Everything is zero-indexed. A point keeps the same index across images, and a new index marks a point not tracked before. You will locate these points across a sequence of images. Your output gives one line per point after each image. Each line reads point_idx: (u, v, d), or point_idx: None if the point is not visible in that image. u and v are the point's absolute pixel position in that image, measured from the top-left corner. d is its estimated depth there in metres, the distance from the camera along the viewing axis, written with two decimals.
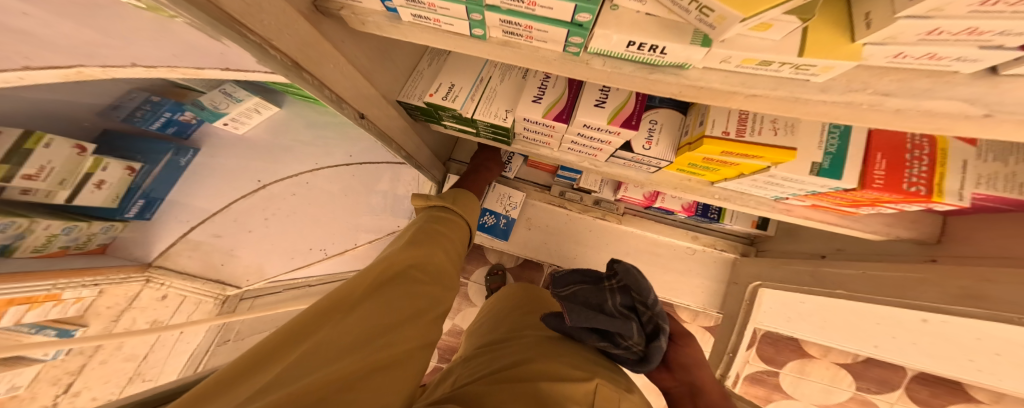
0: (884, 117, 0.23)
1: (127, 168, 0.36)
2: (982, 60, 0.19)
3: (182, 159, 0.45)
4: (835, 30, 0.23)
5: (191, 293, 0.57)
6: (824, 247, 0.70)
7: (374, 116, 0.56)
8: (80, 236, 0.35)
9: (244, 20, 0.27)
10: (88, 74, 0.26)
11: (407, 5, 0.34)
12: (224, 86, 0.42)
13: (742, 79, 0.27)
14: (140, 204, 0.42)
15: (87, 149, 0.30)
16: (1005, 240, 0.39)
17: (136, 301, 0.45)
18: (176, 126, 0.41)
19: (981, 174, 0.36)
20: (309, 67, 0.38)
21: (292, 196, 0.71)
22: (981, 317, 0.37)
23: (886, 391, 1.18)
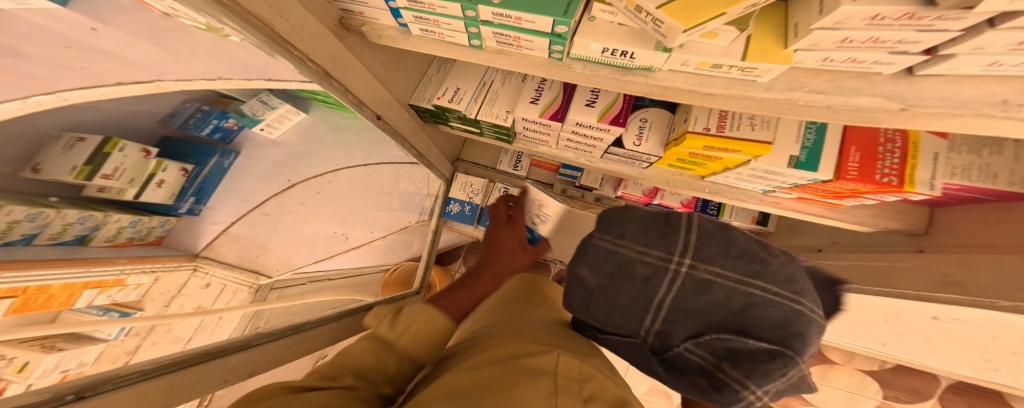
0: (824, 111, 0.28)
1: (181, 169, 0.43)
2: (898, 63, 0.24)
3: (226, 161, 0.52)
4: (773, 39, 0.27)
5: (230, 282, 0.54)
6: (823, 241, 0.70)
7: (390, 117, 0.61)
8: (142, 228, 0.40)
9: (291, 39, 0.34)
10: (163, 86, 0.35)
11: (416, 20, 0.38)
12: (261, 95, 0.49)
13: (700, 79, 0.31)
14: (191, 201, 0.47)
15: (150, 152, 0.37)
16: (988, 228, 0.41)
17: (183, 289, 0.45)
18: (222, 132, 0.48)
19: (956, 166, 0.39)
20: (337, 76, 0.44)
21: (316, 194, 0.75)
22: (962, 303, 0.38)
23: (917, 400, 1.23)
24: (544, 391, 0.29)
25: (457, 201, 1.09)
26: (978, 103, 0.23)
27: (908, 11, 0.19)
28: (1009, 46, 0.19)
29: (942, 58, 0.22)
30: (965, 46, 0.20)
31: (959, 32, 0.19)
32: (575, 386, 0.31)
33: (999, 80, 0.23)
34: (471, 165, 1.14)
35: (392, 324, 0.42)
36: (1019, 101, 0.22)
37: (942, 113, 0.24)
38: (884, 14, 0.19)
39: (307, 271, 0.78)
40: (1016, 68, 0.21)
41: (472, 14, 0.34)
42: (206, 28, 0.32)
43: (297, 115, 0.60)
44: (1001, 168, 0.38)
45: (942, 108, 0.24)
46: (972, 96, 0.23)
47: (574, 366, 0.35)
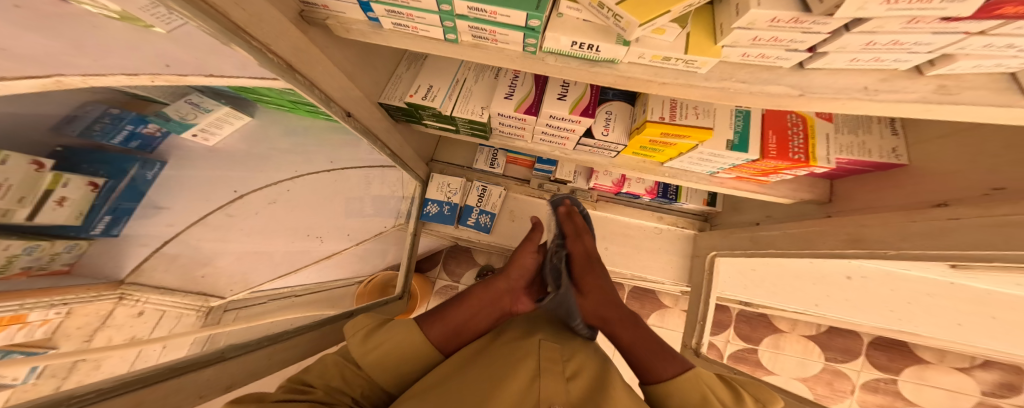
0: (749, 99, 0.35)
1: (90, 182, 0.29)
2: (792, 58, 0.30)
3: (149, 174, 0.37)
4: (707, 35, 0.33)
5: (172, 307, 0.42)
6: (758, 215, 0.82)
7: (360, 114, 0.60)
8: (45, 256, 0.26)
9: (246, 28, 0.32)
10: (67, 83, 0.24)
11: (388, 13, 0.38)
12: (189, 96, 0.38)
13: (657, 71, 0.36)
14: (107, 220, 0.33)
15: (46, 165, 0.25)
16: (870, 193, 0.52)
17: (112, 321, 0.33)
18: (141, 140, 0.34)
19: (842, 145, 0.49)
20: (301, 69, 0.43)
21: (270, 205, 0.60)
22: (863, 255, 0.47)
23: (850, 360, 1.46)
24: (530, 373, 0.46)
25: (435, 202, 1.07)
26: (849, 90, 0.30)
27: (794, 15, 0.25)
28: (860, 46, 0.26)
29: (819, 56, 0.29)
30: (833, 45, 0.27)
31: (827, 34, 0.26)
32: (561, 369, 0.48)
33: (858, 72, 0.31)
34: (446, 165, 1.14)
35: (364, 340, 0.47)
36: (874, 88, 0.30)
37: (816, 97, 0.31)
38: (779, 16, 0.25)
39: (272, 288, 0.66)
40: (868, 62, 0.29)
41: (447, 9, 0.34)
42: (120, 19, 0.26)
43: (236, 119, 0.47)
44: (872, 145, 0.49)
45: (827, 93, 0.31)
46: (843, 84, 0.31)
47: (558, 350, 0.53)
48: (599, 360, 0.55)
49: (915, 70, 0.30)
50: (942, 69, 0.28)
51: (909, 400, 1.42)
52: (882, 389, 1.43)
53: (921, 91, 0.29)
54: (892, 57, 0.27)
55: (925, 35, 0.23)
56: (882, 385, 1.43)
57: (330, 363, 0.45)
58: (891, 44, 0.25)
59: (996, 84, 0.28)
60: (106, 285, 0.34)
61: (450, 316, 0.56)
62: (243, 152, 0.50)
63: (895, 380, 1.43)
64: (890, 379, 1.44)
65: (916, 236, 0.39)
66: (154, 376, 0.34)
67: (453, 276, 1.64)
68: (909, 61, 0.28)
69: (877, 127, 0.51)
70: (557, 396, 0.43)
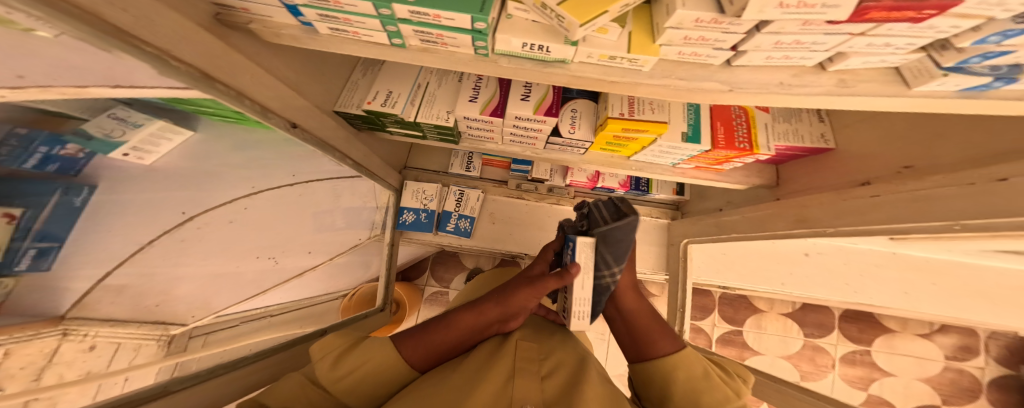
0: (690, 94, 0.37)
1: (4, 215, 0.26)
2: (720, 56, 0.32)
3: (75, 199, 0.33)
4: (647, 35, 0.34)
5: (128, 339, 0.41)
6: (720, 201, 0.87)
7: (310, 125, 0.57)
8: None
9: (132, 31, 0.26)
10: None
11: (322, 19, 0.36)
12: (113, 110, 0.33)
13: (605, 70, 0.37)
14: (33, 254, 0.31)
15: None
16: (811, 175, 0.56)
17: (59, 358, 0.32)
18: (60, 163, 0.30)
19: (778, 133, 0.54)
20: (220, 77, 0.37)
21: (229, 225, 0.57)
22: (809, 234, 0.51)
23: (826, 334, 1.57)
24: (505, 374, 0.46)
25: (411, 210, 1.06)
26: (772, 84, 0.33)
27: (713, 16, 0.27)
28: (771, 45, 0.28)
29: (741, 54, 0.32)
30: (750, 44, 0.29)
31: (743, 35, 0.28)
32: (537, 368, 0.49)
33: (775, 69, 0.33)
34: (421, 171, 1.13)
35: (335, 363, 0.46)
36: (789, 83, 0.33)
37: (745, 93, 0.34)
38: (702, 17, 0.27)
39: (241, 311, 0.63)
40: (781, 60, 0.32)
41: (388, 12, 0.33)
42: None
43: (178, 134, 0.41)
44: (805, 131, 0.54)
45: (750, 88, 0.34)
46: (763, 80, 0.33)
47: (534, 349, 0.53)
48: (577, 356, 0.57)
49: (820, 66, 0.34)
50: (840, 65, 0.32)
51: (884, 370, 1.52)
52: (859, 361, 1.54)
53: (825, 85, 0.33)
54: (799, 55, 0.30)
55: (818, 35, 0.26)
56: (858, 357, 1.54)
57: (295, 387, 0.42)
58: (795, 43, 0.28)
59: (882, 77, 0.32)
60: (47, 320, 0.32)
61: (438, 336, 0.53)
62: (186, 170, 0.45)
63: (868, 351, 1.54)
64: (864, 351, 1.54)
65: (848, 213, 0.43)
66: None
67: (442, 282, 1.62)
68: (813, 59, 0.31)
69: (806, 116, 0.56)
70: (531, 393, 0.44)
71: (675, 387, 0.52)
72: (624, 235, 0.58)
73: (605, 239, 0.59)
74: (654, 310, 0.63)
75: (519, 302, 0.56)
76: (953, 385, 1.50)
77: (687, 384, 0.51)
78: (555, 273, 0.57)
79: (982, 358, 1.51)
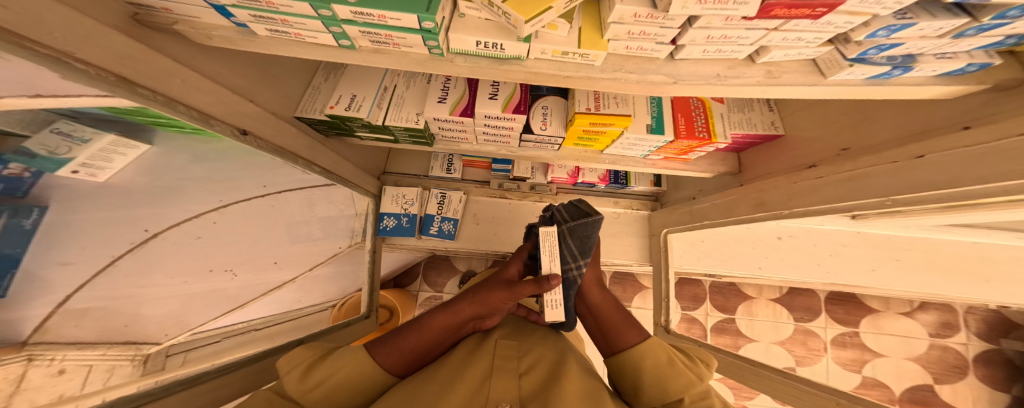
0: (641, 88, 0.38)
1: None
2: (663, 49, 0.33)
3: (25, 222, 0.32)
4: (596, 30, 0.35)
5: (96, 361, 0.40)
6: (692, 190, 0.89)
7: (260, 131, 0.57)
8: None
9: (24, 32, 0.23)
10: None
11: (256, 20, 0.35)
12: (55, 125, 0.32)
13: (559, 66, 0.38)
14: None
15: None
16: (766, 159, 0.59)
17: (27, 384, 0.31)
18: (4, 184, 0.29)
19: (733, 121, 0.56)
20: (144, 81, 0.35)
21: (198, 241, 0.54)
22: (768, 218, 0.53)
23: (815, 318, 1.62)
24: (481, 374, 0.46)
25: (391, 216, 1.05)
26: (710, 77, 0.34)
27: (649, 11, 0.28)
28: (704, 39, 0.30)
29: (680, 48, 0.33)
30: (686, 39, 0.31)
31: (678, 30, 0.30)
32: (515, 365, 0.49)
33: (713, 61, 0.35)
34: (400, 175, 1.12)
35: (303, 377, 0.45)
36: (723, 75, 0.34)
37: (685, 85, 0.35)
38: (640, 12, 0.28)
39: (221, 326, 0.61)
40: (716, 53, 0.33)
41: (328, 13, 0.32)
42: None
43: (130, 147, 0.40)
44: (757, 120, 0.56)
45: (694, 80, 0.34)
46: (704, 72, 0.35)
47: (513, 347, 0.53)
48: (557, 352, 0.56)
49: (750, 59, 0.35)
50: (766, 57, 0.34)
51: (876, 351, 1.57)
52: (850, 343, 1.59)
53: (755, 76, 0.35)
54: (729, 49, 0.32)
55: (742, 30, 0.28)
56: (848, 339, 1.59)
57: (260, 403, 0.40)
58: (723, 38, 0.30)
59: (803, 69, 0.35)
60: None
61: (408, 341, 0.53)
62: (145, 187, 0.44)
63: (857, 333, 1.60)
64: (853, 333, 1.60)
65: (800, 195, 0.45)
66: None
67: (435, 286, 1.61)
68: (742, 52, 0.33)
69: (757, 106, 0.58)
70: (507, 393, 0.44)
71: (644, 375, 0.54)
72: (590, 229, 0.66)
73: (572, 233, 0.66)
74: (620, 304, 0.66)
75: (492, 303, 0.56)
76: (941, 363, 1.56)
77: (654, 370, 0.53)
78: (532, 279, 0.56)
79: (964, 334, 1.57)
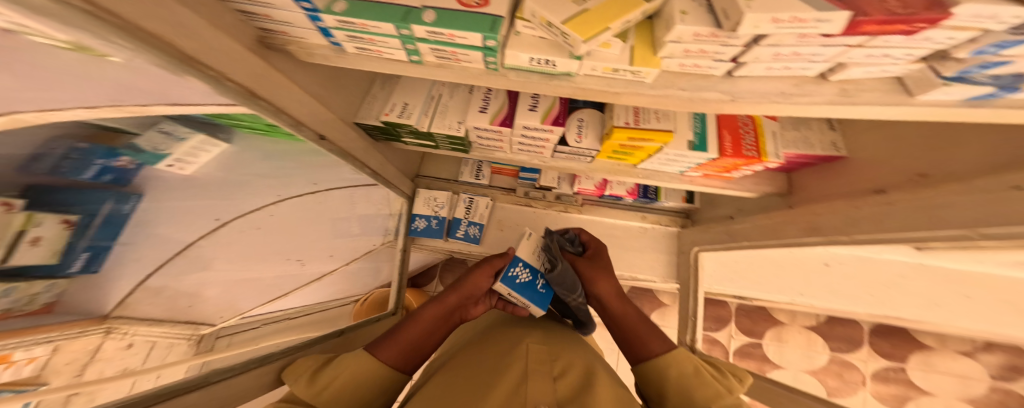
0: (691, 104, 0.39)
1: (62, 220, 0.31)
2: (720, 67, 0.34)
3: (126, 207, 0.37)
4: (648, 48, 0.36)
5: (159, 338, 0.44)
6: (730, 209, 0.86)
7: (335, 137, 0.59)
8: (22, 297, 0.28)
9: (198, 57, 0.29)
10: (21, 120, 0.24)
11: (348, 39, 0.38)
12: (160, 125, 0.36)
13: (608, 82, 0.39)
14: (86, 257, 0.35)
15: (15, 205, 0.26)
16: (823, 181, 0.56)
17: (100, 355, 0.36)
18: (115, 174, 0.34)
19: (789, 140, 0.55)
20: (264, 95, 0.40)
21: (255, 231, 0.62)
22: (822, 242, 0.50)
23: (854, 349, 1.48)
24: (517, 378, 0.46)
25: (423, 217, 1.09)
26: (771, 95, 0.34)
27: (711, 31, 0.29)
28: (770, 57, 0.31)
29: (741, 66, 0.33)
30: (749, 57, 0.31)
31: (742, 48, 0.30)
32: (549, 369, 0.49)
33: (774, 79, 0.35)
34: (432, 179, 1.16)
35: (311, 382, 0.47)
36: (788, 93, 0.34)
37: (748, 102, 0.35)
38: (701, 32, 0.29)
39: (260, 314, 0.66)
40: (782, 70, 0.33)
41: (407, 33, 0.35)
42: (75, 49, 0.25)
43: (215, 146, 0.45)
44: (818, 139, 0.54)
45: (754, 99, 0.35)
46: (765, 89, 0.35)
47: (545, 351, 0.53)
48: (587, 358, 0.56)
49: (821, 77, 0.35)
50: (842, 75, 0.33)
51: (924, 390, 1.42)
52: (893, 378, 1.45)
53: (828, 95, 0.34)
54: (798, 66, 0.32)
55: (817, 47, 0.28)
56: (891, 374, 1.45)
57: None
58: (793, 54, 0.30)
59: (884, 87, 0.34)
60: (92, 319, 0.36)
61: (400, 337, 0.57)
62: (220, 179, 0.48)
63: (903, 368, 1.45)
64: (899, 368, 1.45)
65: (864, 221, 0.42)
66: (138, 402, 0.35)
67: None
68: (812, 69, 0.33)
69: (816, 124, 0.57)
70: (544, 395, 0.44)
71: (668, 382, 0.53)
72: (567, 276, 0.68)
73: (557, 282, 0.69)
74: (643, 315, 0.65)
75: (471, 285, 0.67)
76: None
77: (678, 377, 0.52)
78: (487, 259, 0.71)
79: None
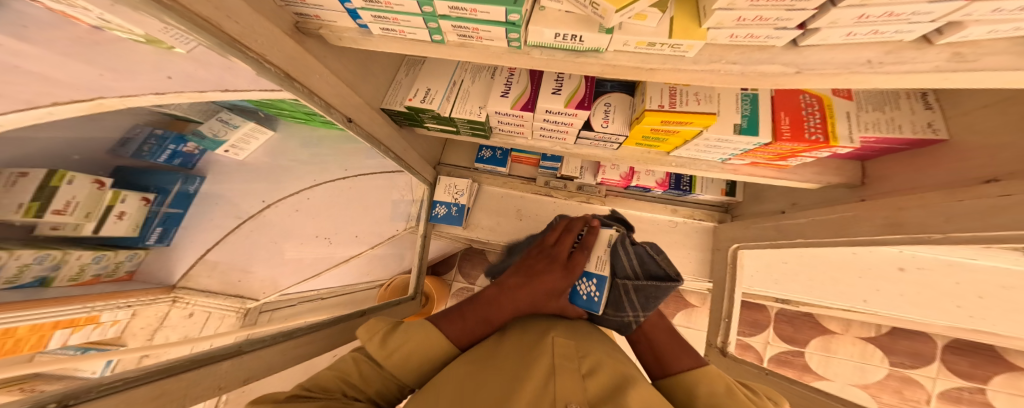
0: (740, 79, 0.34)
1: (143, 198, 0.41)
2: (783, 36, 0.30)
3: (191, 187, 0.48)
4: (691, 19, 0.32)
5: (216, 309, 0.52)
6: (783, 203, 0.77)
7: (361, 119, 0.58)
8: (109, 264, 0.38)
9: (242, 40, 0.31)
10: (107, 105, 0.30)
11: (374, 20, 0.38)
12: (221, 115, 0.47)
13: (643, 58, 0.35)
14: (159, 232, 0.45)
15: (105, 183, 0.36)
16: (911, 172, 0.47)
17: (167, 322, 0.43)
18: (182, 158, 0.45)
19: (863, 123, 0.48)
20: (299, 78, 0.41)
21: (295, 213, 0.71)
22: (906, 242, 0.43)
23: (924, 365, 1.31)
24: (549, 372, 0.45)
25: (442, 204, 1.10)
26: (853, 64, 0.30)
27: None
28: (852, 20, 0.27)
29: (811, 33, 0.30)
30: (825, 21, 0.27)
31: (814, 11, 0.27)
32: (577, 366, 0.47)
33: (860, 47, 0.31)
34: (453, 168, 1.18)
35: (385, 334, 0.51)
36: (879, 61, 0.30)
37: (820, 73, 0.31)
38: None
39: (301, 290, 0.73)
40: (866, 36, 0.29)
41: (430, 10, 0.34)
42: (146, 41, 0.30)
43: (263, 134, 0.56)
44: (903, 121, 0.46)
45: (826, 69, 0.31)
46: (844, 59, 0.31)
47: (572, 347, 0.51)
48: (617, 362, 0.51)
49: (925, 40, 0.30)
50: (952, 37, 0.28)
51: None
52: (969, 400, 1.27)
53: (934, 61, 0.29)
54: (890, 29, 0.28)
55: (922, 5, 0.24)
56: (968, 396, 1.27)
57: (348, 360, 0.49)
58: (887, 15, 0.26)
59: (1018, 47, 0.27)
60: (162, 288, 0.45)
61: (503, 300, 0.58)
62: (266, 166, 0.61)
63: (985, 390, 1.27)
64: (978, 390, 1.27)
65: (966, 217, 0.35)
66: (181, 366, 0.35)
67: (470, 278, 1.65)
68: (913, 32, 0.28)
69: (906, 102, 0.49)
70: (574, 395, 0.42)
71: (697, 400, 0.51)
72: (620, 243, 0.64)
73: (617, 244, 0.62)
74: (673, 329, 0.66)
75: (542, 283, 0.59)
76: None
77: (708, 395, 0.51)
78: (560, 251, 0.64)
79: None
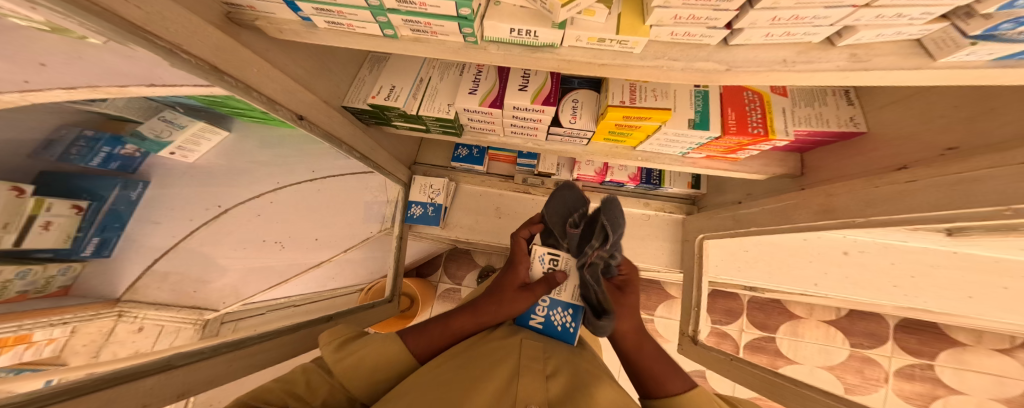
0: (682, 76, 0.36)
1: (74, 206, 0.35)
2: (715, 35, 0.32)
3: (132, 192, 0.43)
4: (636, 16, 0.33)
5: (168, 321, 0.48)
6: (740, 194, 0.82)
7: (315, 117, 0.55)
8: (38, 279, 0.32)
9: (148, 27, 0.28)
10: (7, 100, 0.27)
11: (317, 12, 0.36)
12: (163, 114, 0.42)
13: (595, 53, 0.36)
14: (96, 242, 0.40)
15: (25, 191, 0.30)
16: (841, 162, 0.51)
17: (113, 337, 0.39)
18: (120, 161, 0.39)
19: (799, 117, 0.51)
20: (232, 71, 0.38)
21: (256, 217, 0.66)
22: (837, 226, 0.46)
23: (878, 345, 1.44)
24: (512, 373, 0.48)
25: (418, 204, 1.08)
26: (780, 62, 0.33)
27: None
28: (768, 21, 0.29)
29: (737, 32, 0.32)
30: (745, 22, 0.29)
31: (737, 12, 0.29)
32: (542, 367, 0.50)
33: (778, 47, 0.33)
34: (430, 167, 1.16)
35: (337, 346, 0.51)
36: (792, 60, 0.33)
37: (748, 70, 0.34)
38: None
39: (266, 299, 0.69)
40: (781, 37, 0.32)
41: (376, 3, 0.33)
42: (51, 30, 0.27)
43: (215, 134, 0.51)
44: (829, 115, 0.50)
45: (750, 67, 0.33)
46: (766, 58, 0.33)
47: (537, 348, 0.54)
48: (582, 361, 0.55)
49: (828, 42, 0.33)
50: (849, 39, 0.31)
51: (952, 387, 1.39)
52: (919, 376, 1.41)
53: (834, 61, 0.32)
54: (800, 31, 0.30)
55: (818, 9, 0.26)
56: (918, 371, 1.41)
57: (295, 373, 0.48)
58: (793, 19, 0.28)
59: (903, 50, 0.31)
60: (104, 302, 0.40)
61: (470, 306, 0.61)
62: (222, 168, 0.55)
63: (932, 365, 1.41)
64: (926, 365, 1.41)
65: (881, 201, 0.39)
66: (94, 385, 0.32)
67: (454, 279, 1.63)
68: (818, 34, 0.31)
69: (832, 99, 0.53)
70: (535, 395, 0.45)
71: None
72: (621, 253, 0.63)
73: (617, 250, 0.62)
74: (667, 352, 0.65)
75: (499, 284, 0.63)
76: None
77: None
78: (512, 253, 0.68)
79: None
